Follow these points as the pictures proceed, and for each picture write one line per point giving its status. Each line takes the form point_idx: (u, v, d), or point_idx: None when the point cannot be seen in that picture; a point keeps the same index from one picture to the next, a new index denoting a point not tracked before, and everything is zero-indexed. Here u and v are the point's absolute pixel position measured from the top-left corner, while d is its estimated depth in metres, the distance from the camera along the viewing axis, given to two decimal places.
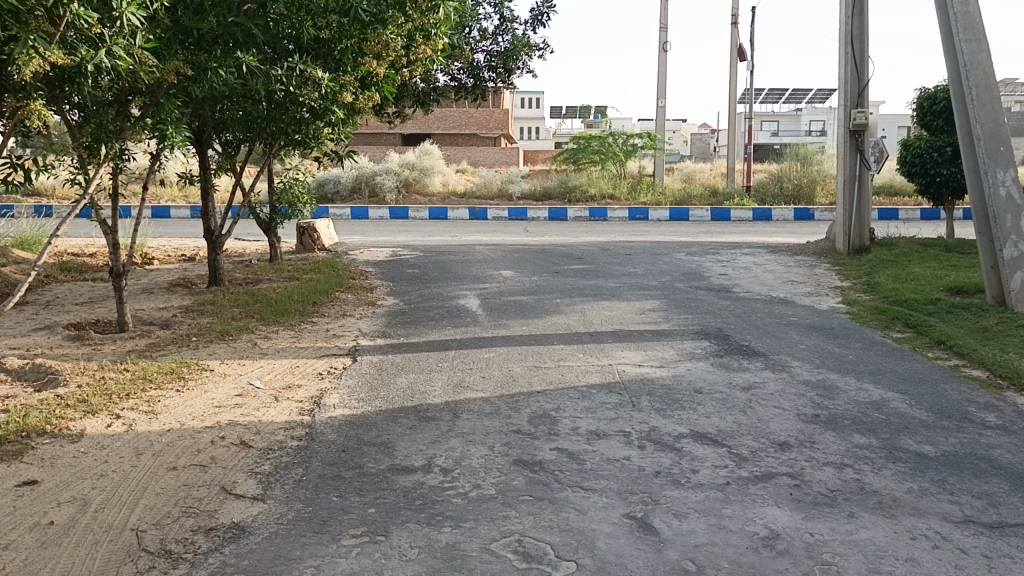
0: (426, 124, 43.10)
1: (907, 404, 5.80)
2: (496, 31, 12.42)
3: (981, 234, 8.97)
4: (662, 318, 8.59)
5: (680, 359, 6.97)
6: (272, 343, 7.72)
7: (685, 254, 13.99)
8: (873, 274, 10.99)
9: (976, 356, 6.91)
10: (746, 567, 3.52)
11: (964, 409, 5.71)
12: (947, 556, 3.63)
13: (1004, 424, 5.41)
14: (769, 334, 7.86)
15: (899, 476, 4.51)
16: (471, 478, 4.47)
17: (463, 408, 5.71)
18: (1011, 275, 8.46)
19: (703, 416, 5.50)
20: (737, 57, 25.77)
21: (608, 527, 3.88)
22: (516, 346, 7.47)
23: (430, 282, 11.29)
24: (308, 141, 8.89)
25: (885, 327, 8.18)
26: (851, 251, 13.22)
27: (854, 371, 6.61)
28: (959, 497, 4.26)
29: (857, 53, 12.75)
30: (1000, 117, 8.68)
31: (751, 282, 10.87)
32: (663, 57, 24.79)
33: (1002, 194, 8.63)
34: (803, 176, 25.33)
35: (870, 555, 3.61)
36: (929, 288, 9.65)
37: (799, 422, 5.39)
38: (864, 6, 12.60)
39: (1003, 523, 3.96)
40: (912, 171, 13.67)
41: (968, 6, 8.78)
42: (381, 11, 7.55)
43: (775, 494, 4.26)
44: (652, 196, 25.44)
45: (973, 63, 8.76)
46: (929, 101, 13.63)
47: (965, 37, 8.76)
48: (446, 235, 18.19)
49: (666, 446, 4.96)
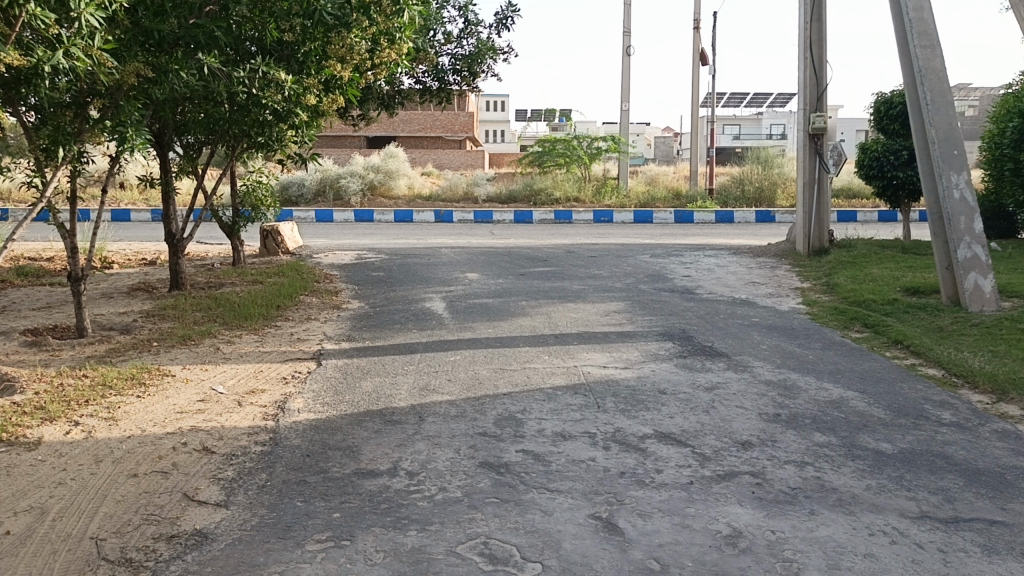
0: (390, 127, 43.01)
1: (865, 402, 5.92)
2: (460, 34, 12.43)
3: (937, 237, 9.13)
4: (627, 320, 8.67)
5: (645, 360, 7.04)
6: (234, 347, 7.64)
7: (649, 256, 14.13)
8: (832, 275, 11.19)
9: (932, 355, 7.08)
10: (709, 564, 3.56)
11: (920, 407, 5.85)
12: (904, 552, 3.71)
13: (958, 421, 5.54)
14: (731, 335, 7.96)
15: (858, 473, 4.60)
16: (437, 481, 4.47)
17: (429, 411, 5.71)
18: (965, 276, 8.67)
19: (668, 416, 5.56)
20: (699, 62, 26.05)
21: (574, 528, 3.90)
22: (483, 349, 7.48)
23: (395, 285, 11.24)
24: (270, 144, 8.80)
25: (844, 327, 8.33)
26: (810, 252, 13.46)
27: (814, 371, 6.73)
28: (916, 494, 4.35)
29: (815, 58, 12.95)
30: (954, 122, 8.85)
31: (715, 284, 11.01)
32: (626, 61, 25.02)
33: (956, 197, 8.81)
34: (764, 179, 25.74)
35: (830, 552, 3.68)
36: (886, 288, 9.85)
37: (761, 421, 5.47)
38: (822, 12, 12.82)
39: (958, 518, 4.06)
40: (870, 174, 13.95)
41: (923, 12, 9.00)
42: (345, 14, 7.41)
43: (738, 493, 4.32)
44: (617, 199, 25.71)
45: (928, 67, 8.96)
46: (886, 105, 13.86)
47: (920, 43, 8.98)
48: (412, 237, 18.12)
49: (631, 447, 5.00)
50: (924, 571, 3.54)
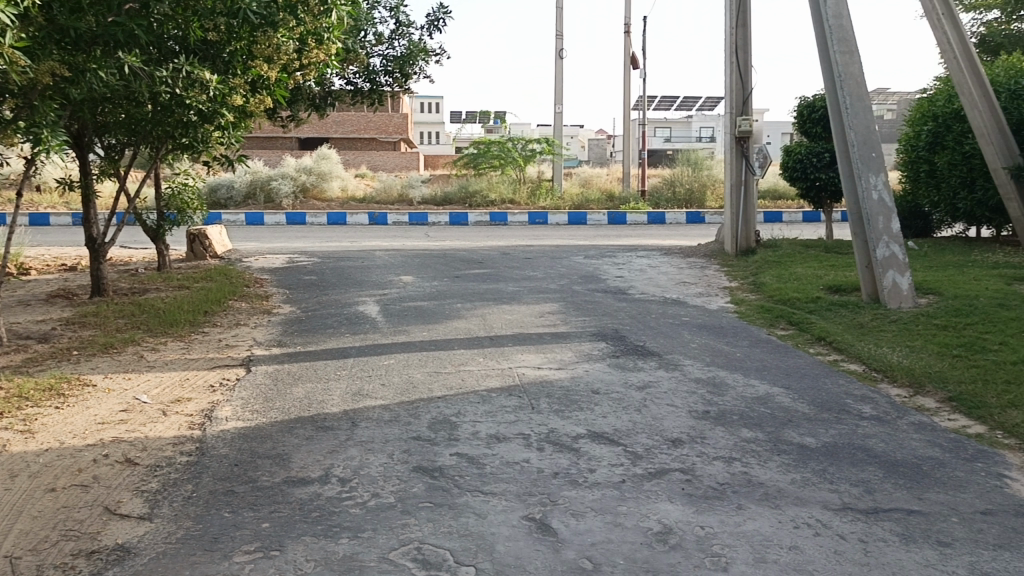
0: (323, 128, 42.42)
1: (790, 398, 6.08)
2: (391, 35, 12.34)
3: (857, 236, 9.41)
4: (561, 321, 8.73)
5: (578, 361, 7.10)
6: (160, 355, 7.42)
7: (583, 257, 14.26)
8: (759, 275, 11.49)
9: (853, 350, 7.33)
10: (641, 562, 3.61)
11: (842, 401, 6.04)
12: (827, 543, 3.83)
13: (878, 414, 5.75)
14: (662, 335, 8.09)
15: (784, 467, 4.73)
16: (370, 487, 4.43)
17: (361, 416, 5.64)
18: (884, 274, 8.98)
19: (601, 416, 5.62)
20: (630, 66, 26.47)
21: (507, 530, 3.91)
22: (417, 352, 7.44)
23: (328, 289, 11.09)
24: (196, 145, 8.59)
25: (770, 325, 8.56)
26: (738, 253, 13.79)
27: (742, 368, 6.89)
28: (838, 486, 4.50)
29: (741, 62, 13.27)
30: (871, 125, 9.17)
31: (647, 285, 11.18)
32: (559, 64, 25.23)
33: (874, 198, 9.12)
34: (694, 180, 26.37)
35: (757, 545, 3.77)
36: (810, 287, 10.16)
37: (691, 418, 5.57)
38: (747, 18, 13.15)
39: (877, 509, 4.22)
40: (794, 176, 14.37)
41: (842, 20, 9.34)
42: (271, 14, 7.23)
43: (668, 490, 4.40)
44: (551, 201, 25.98)
45: (847, 73, 9.27)
46: (808, 109, 14.27)
47: (839, 49, 9.30)
48: (345, 240, 17.90)
49: (564, 447, 5.03)
50: (846, 561, 3.66)
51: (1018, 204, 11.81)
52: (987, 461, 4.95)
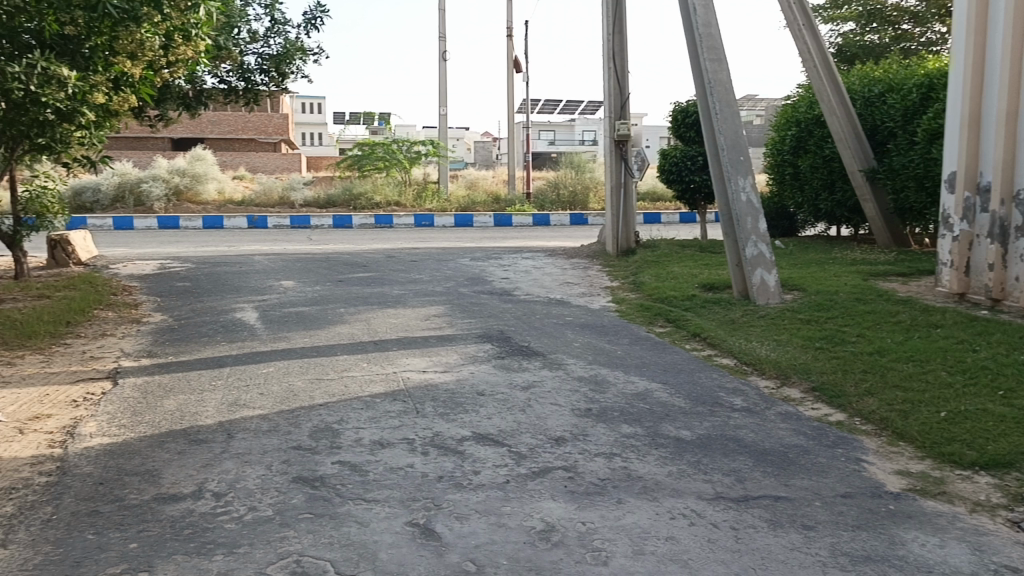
0: (198, 128, 40.76)
1: (668, 393, 6.29)
2: (266, 33, 12.00)
3: (728, 236, 9.81)
4: (446, 323, 8.71)
5: (463, 363, 7.10)
6: (16, 370, 6.92)
7: (468, 259, 14.28)
8: (639, 274, 11.84)
9: (726, 345, 7.65)
10: (524, 561, 3.64)
11: (716, 394, 6.30)
12: (701, 532, 3.97)
13: (748, 406, 6.03)
14: (546, 335, 8.20)
15: (661, 461, 4.89)
16: (247, 500, 4.27)
17: (238, 427, 5.45)
18: (753, 272, 9.41)
19: (485, 417, 5.64)
20: (513, 70, 26.74)
21: (390, 537, 3.86)
22: (297, 359, 7.24)
23: (203, 296, 10.65)
24: (53, 146, 8.07)
25: (649, 323, 8.83)
26: (619, 253, 14.16)
27: (622, 365, 7.07)
28: (712, 476, 4.68)
29: (618, 68, 13.62)
30: (739, 130, 9.59)
31: (531, 285, 11.31)
32: (442, 66, 25.21)
33: (743, 200, 9.53)
34: (577, 183, 26.91)
35: (635, 538, 3.88)
36: (686, 285, 10.54)
37: (573, 416, 5.67)
38: (623, 25, 13.51)
39: (747, 497, 4.41)
40: (670, 178, 14.88)
41: (710, 29, 9.74)
42: (133, 8, 6.87)
43: (551, 488, 4.45)
44: (438, 204, 25.89)
45: (716, 80, 9.67)
46: (683, 114, 14.80)
47: (708, 56, 9.69)
48: (223, 245, 17.26)
49: (449, 450, 5.02)
50: (718, 548, 3.81)
51: (873, 206, 12.68)
52: (847, 447, 5.27)
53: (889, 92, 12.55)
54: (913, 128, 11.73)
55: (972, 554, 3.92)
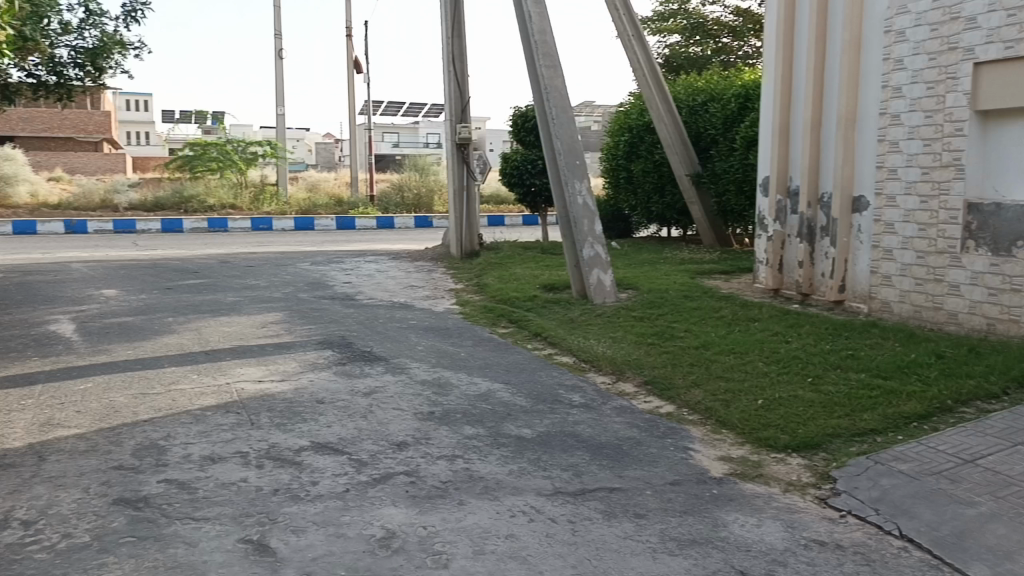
0: (5, 125, 37.33)
1: (509, 393, 6.39)
2: (81, 25, 11.17)
3: (566, 238, 10.08)
4: (284, 331, 8.43)
5: (303, 371, 6.89)
6: None
7: (309, 264, 13.90)
8: (482, 276, 11.96)
9: (565, 344, 7.86)
10: (363, 571, 3.58)
11: (555, 392, 6.46)
12: (539, 528, 4.06)
13: (586, 402, 6.23)
14: (389, 339, 8.12)
15: (502, 460, 4.95)
16: (59, 527, 3.94)
17: (51, 449, 5.02)
18: (590, 272, 9.72)
19: (325, 426, 5.50)
20: (354, 70, 26.34)
21: (222, 556, 3.68)
22: (120, 373, 6.77)
23: (11, 308, 9.74)
24: None
25: (492, 324, 8.93)
26: (463, 256, 14.25)
27: (465, 367, 7.11)
28: (550, 472, 4.79)
29: (458, 72, 13.71)
30: (574, 135, 9.89)
31: (374, 289, 11.16)
32: (280, 65, 24.45)
33: (579, 202, 9.82)
34: (421, 186, 26.84)
35: (476, 538, 3.91)
36: (527, 286, 10.76)
37: (415, 421, 5.64)
38: (461, 29, 13.60)
39: (584, 491, 4.56)
40: (512, 181, 15.15)
41: (545, 36, 10.02)
42: None
43: (392, 494, 4.41)
44: (276, 206, 25.12)
45: (552, 86, 9.93)
46: (522, 118, 15.10)
47: (544, 63, 9.95)
48: (35, 252, 15.88)
49: (286, 462, 4.85)
50: (556, 542, 3.91)
51: (699, 208, 13.44)
52: (676, 437, 5.56)
53: (711, 101, 13.29)
54: (732, 136, 12.55)
55: (785, 531, 4.24)
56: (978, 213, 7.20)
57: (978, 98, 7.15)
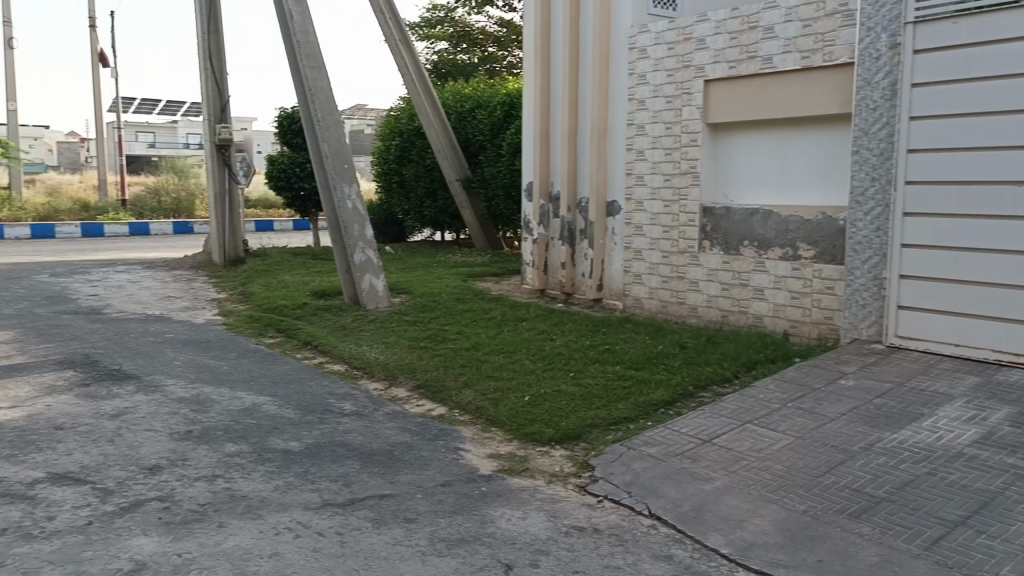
0: None
1: (276, 405, 6.15)
2: None
3: (336, 243, 9.86)
4: (16, 351, 7.51)
5: (37, 395, 6.18)
6: None
7: (47, 276, 12.50)
8: (248, 284, 11.41)
9: (336, 351, 7.70)
10: None
11: (325, 401, 6.31)
12: (306, 542, 3.94)
13: (357, 410, 6.14)
14: (142, 355, 7.51)
15: (267, 476, 4.75)
16: None
17: None
18: (362, 277, 9.60)
19: (63, 454, 4.97)
20: (99, 64, 24.13)
21: None
22: None
23: None
24: None
25: (259, 334, 8.55)
26: (227, 264, 13.51)
27: (228, 381, 6.74)
28: (319, 485, 4.67)
29: (217, 69, 12.99)
30: (342, 138, 9.71)
31: (126, 302, 10.27)
32: (8, 53, 21.81)
33: (349, 207, 9.65)
34: (181, 189, 25.15)
35: (237, 560, 3.71)
36: (297, 294, 10.42)
37: (171, 441, 5.26)
38: (219, 25, 12.89)
39: (353, 500, 4.49)
40: (279, 185, 14.62)
41: (307, 36, 9.76)
42: None
43: (143, 522, 4.07)
44: (8, 212, 22.39)
45: (316, 87, 9.68)
46: (288, 120, 14.61)
47: (308, 64, 9.68)
48: None
49: (15, 498, 4.32)
50: (323, 556, 3.81)
51: (470, 212, 13.75)
52: (446, 438, 5.64)
53: (478, 108, 13.63)
54: (499, 142, 12.97)
55: (549, 520, 4.44)
56: (711, 216, 8.02)
57: (710, 112, 7.95)
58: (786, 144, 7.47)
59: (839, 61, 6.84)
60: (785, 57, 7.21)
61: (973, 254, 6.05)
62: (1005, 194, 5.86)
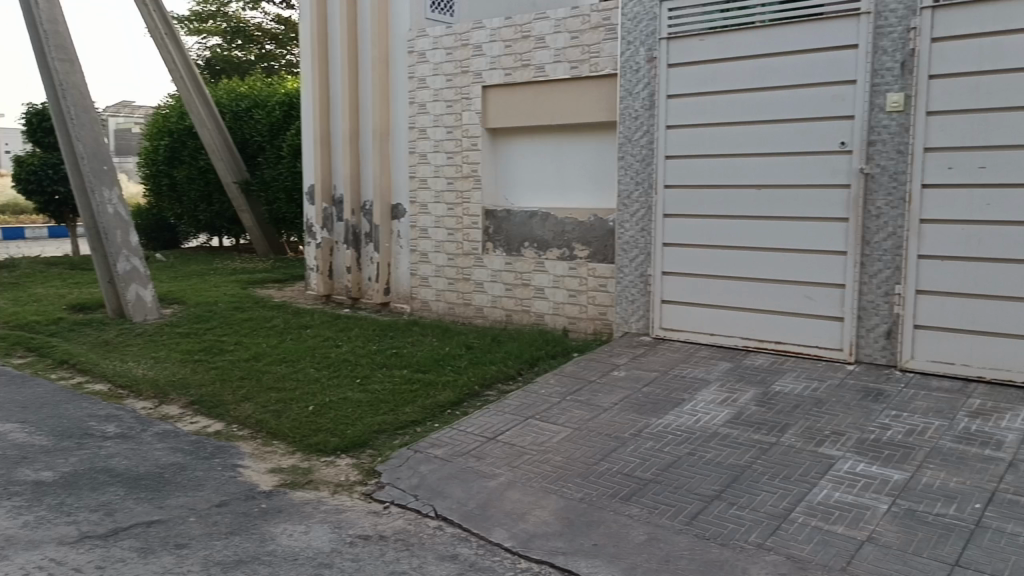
0: None
1: (25, 433, 5.53)
2: None
3: (96, 251, 9.02)
4: None
5: None
6: None
7: None
8: None
9: (98, 369, 7.06)
10: None
11: (85, 425, 5.77)
12: None
13: (122, 432, 5.67)
14: None
15: (13, 512, 4.26)
16: None
17: None
18: (127, 288, 8.87)
19: None
20: None
21: None
22: None
23: None
24: None
25: (5, 355, 7.65)
26: None
27: None
28: (76, 517, 4.26)
29: None
30: (100, 138, 8.88)
31: None
32: None
33: (110, 212, 8.84)
34: None
35: None
36: (51, 308, 9.44)
37: None
38: None
39: (117, 530, 4.14)
40: (28, 188, 13.18)
41: (57, 26, 8.85)
42: None
43: None
44: None
45: (68, 81, 8.78)
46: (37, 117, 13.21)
47: (57, 55, 8.77)
48: None
49: None
50: None
51: (249, 216, 13.13)
52: (223, 455, 5.36)
53: (255, 108, 13.05)
54: (279, 144, 12.50)
55: (333, 532, 4.34)
56: (493, 219, 8.23)
57: (488, 117, 8.15)
58: (562, 149, 7.83)
59: (604, 72, 7.26)
60: (556, 66, 7.56)
61: (723, 251, 6.66)
62: (746, 196, 6.50)
